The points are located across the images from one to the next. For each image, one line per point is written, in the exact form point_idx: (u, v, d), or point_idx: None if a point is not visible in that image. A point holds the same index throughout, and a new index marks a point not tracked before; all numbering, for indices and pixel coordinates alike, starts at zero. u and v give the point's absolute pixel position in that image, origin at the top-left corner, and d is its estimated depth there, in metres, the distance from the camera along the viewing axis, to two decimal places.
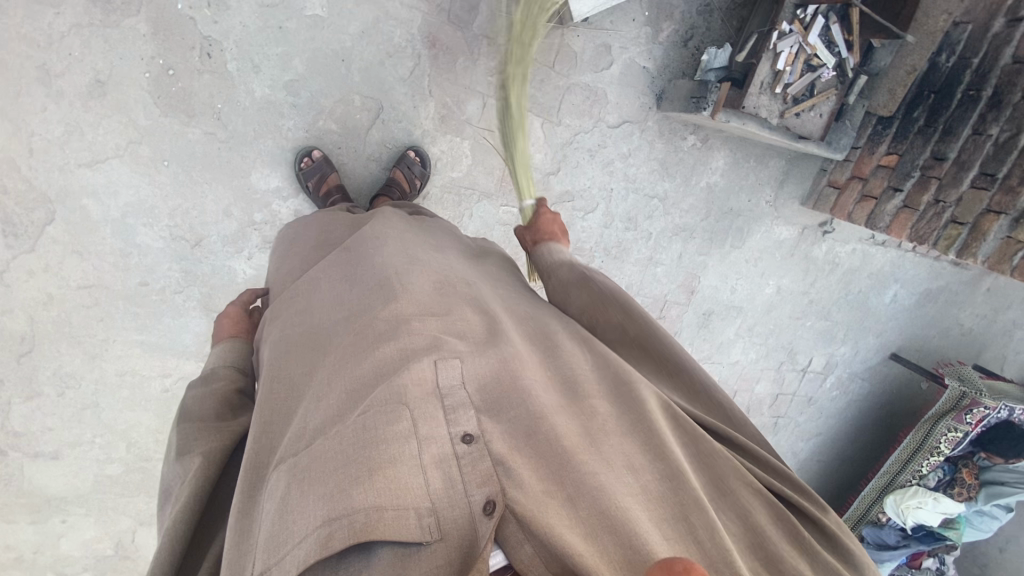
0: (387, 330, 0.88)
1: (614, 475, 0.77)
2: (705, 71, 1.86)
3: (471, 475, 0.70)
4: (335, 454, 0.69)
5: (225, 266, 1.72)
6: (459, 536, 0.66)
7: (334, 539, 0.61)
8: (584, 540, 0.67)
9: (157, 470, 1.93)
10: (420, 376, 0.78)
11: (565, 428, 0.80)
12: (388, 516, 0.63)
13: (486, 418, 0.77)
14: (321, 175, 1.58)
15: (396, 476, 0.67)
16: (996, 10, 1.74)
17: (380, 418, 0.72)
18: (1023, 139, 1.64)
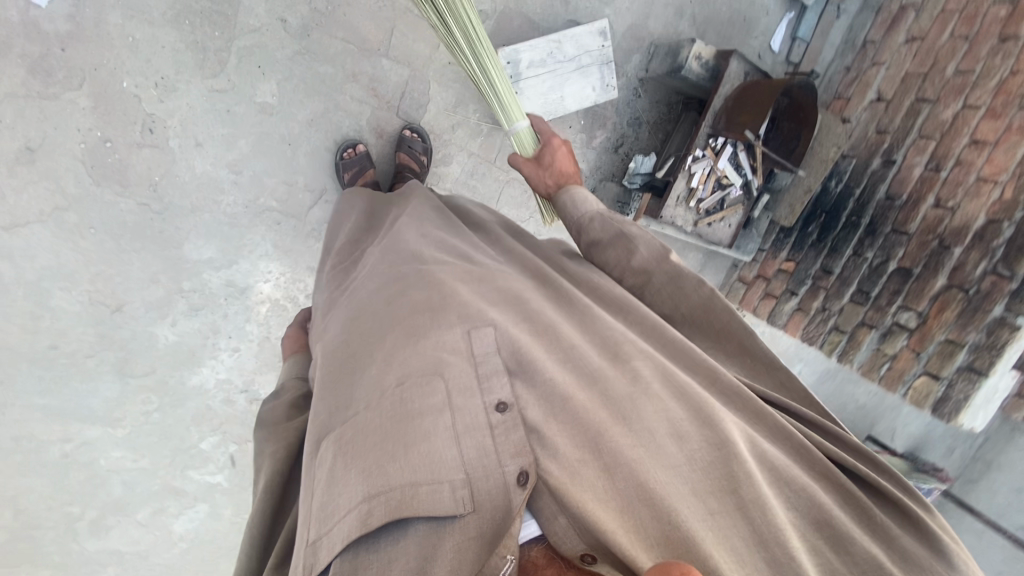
0: (419, 300, 0.92)
1: (656, 445, 0.76)
2: (632, 176, 2.08)
3: (505, 442, 0.74)
4: (376, 428, 0.76)
5: (146, 333, 1.70)
6: (492, 506, 0.70)
7: (373, 515, 0.67)
8: (616, 515, 0.69)
9: (46, 537, 1.81)
10: (455, 346, 0.83)
11: (600, 401, 0.81)
12: (424, 491, 0.69)
13: (519, 385, 0.80)
14: (355, 173, 1.65)
15: (429, 449, 0.72)
16: (875, 150, 2.04)
17: (418, 391, 0.78)
18: (891, 266, 1.91)
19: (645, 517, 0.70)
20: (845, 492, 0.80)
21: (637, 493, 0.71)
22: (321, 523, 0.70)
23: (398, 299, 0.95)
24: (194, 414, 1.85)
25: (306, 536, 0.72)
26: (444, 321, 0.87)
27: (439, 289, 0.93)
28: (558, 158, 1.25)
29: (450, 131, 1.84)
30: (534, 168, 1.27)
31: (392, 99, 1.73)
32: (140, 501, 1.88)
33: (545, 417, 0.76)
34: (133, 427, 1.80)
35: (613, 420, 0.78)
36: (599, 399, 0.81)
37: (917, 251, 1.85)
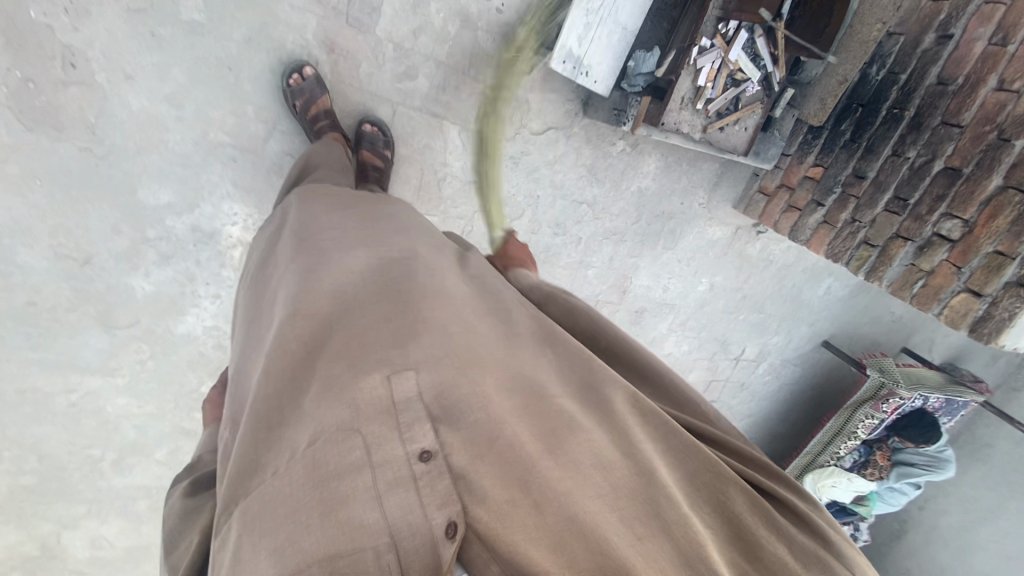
0: (340, 342, 0.91)
1: (582, 483, 0.79)
2: (633, 77, 1.76)
3: (431, 495, 0.74)
4: (292, 498, 0.73)
5: (122, 285, 1.66)
6: (421, 563, 0.70)
7: None
8: (549, 555, 0.71)
9: (76, 476, 1.95)
10: (374, 396, 0.81)
11: (531, 434, 0.82)
12: (345, 561, 0.68)
13: (443, 431, 0.80)
14: (310, 96, 1.48)
15: (349, 513, 0.71)
16: (928, 25, 1.68)
17: (334, 450, 0.76)
18: (937, 166, 1.63)
19: (577, 549, 0.72)
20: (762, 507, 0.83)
21: (569, 527, 0.73)
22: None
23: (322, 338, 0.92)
24: (189, 359, 1.87)
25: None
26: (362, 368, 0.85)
27: (358, 331, 0.92)
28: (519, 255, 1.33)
29: (412, 38, 1.61)
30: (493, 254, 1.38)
31: (338, 5, 1.51)
32: (156, 438, 2.00)
33: (473, 461, 0.77)
34: (132, 374, 1.83)
35: (541, 453, 0.80)
36: (530, 431, 0.83)
37: (970, 146, 1.56)
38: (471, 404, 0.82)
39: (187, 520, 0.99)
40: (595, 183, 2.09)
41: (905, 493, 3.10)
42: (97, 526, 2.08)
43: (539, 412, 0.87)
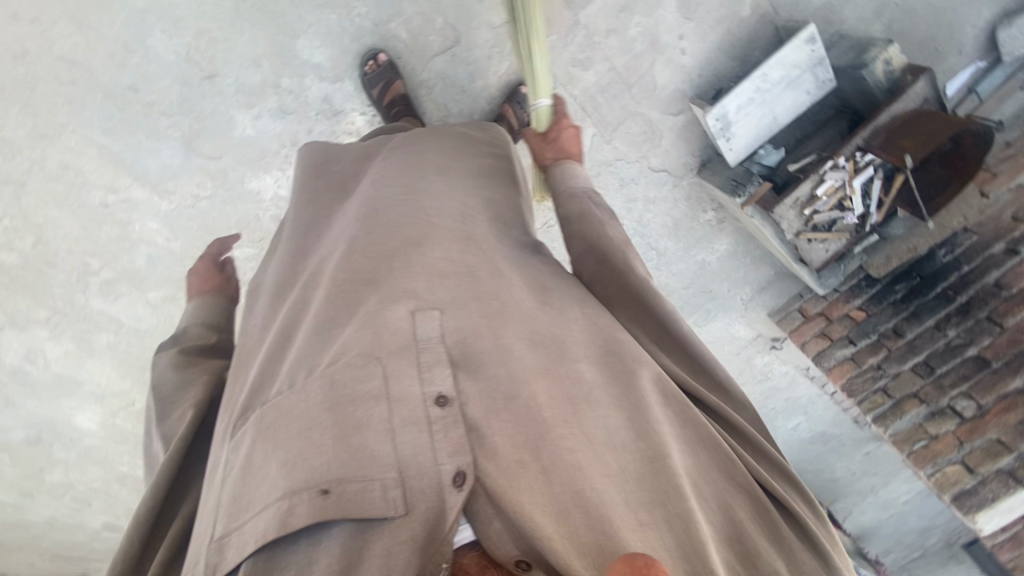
0: (368, 270, 0.92)
1: (594, 456, 0.80)
2: (753, 162, 1.91)
3: (444, 441, 0.75)
4: (302, 418, 0.76)
5: (226, 115, 1.59)
6: (426, 509, 0.71)
7: (296, 514, 0.67)
8: (551, 518, 0.72)
9: (55, 279, 1.78)
10: (397, 327, 0.83)
11: (550, 400, 0.83)
12: (353, 489, 0.70)
13: (462, 378, 0.81)
14: (385, 82, 1.54)
15: (362, 443, 0.74)
16: (1001, 235, 1.87)
17: (352, 377, 0.78)
18: (971, 351, 1.83)
19: (578, 521, 0.73)
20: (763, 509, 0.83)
21: (573, 497, 0.74)
22: (238, 519, 0.71)
23: (347, 264, 0.93)
24: (238, 218, 1.76)
25: (214, 527, 0.73)
26: (384, 298, 0.88)
27: (389, 262, 0.93)
28: (564, 139, 1.22)
29: (604, 35, 1.72)
30: (539, 142, 1.24)
31: None
32: (158, 280, 1.85)
33: (487, 414, 0.78)
34: (177, 205, 1.71)
35: (559, 421, 0.81)
36: (548, 394, 0.84)
37: (1005, 346, 1.77)
38: (489, 357, 0.84)
39: (180, 395, 1.07)
40: (673, 238, 2.20)
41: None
42: (43, 340, 1.91)
43: (558, 377, 0.87)
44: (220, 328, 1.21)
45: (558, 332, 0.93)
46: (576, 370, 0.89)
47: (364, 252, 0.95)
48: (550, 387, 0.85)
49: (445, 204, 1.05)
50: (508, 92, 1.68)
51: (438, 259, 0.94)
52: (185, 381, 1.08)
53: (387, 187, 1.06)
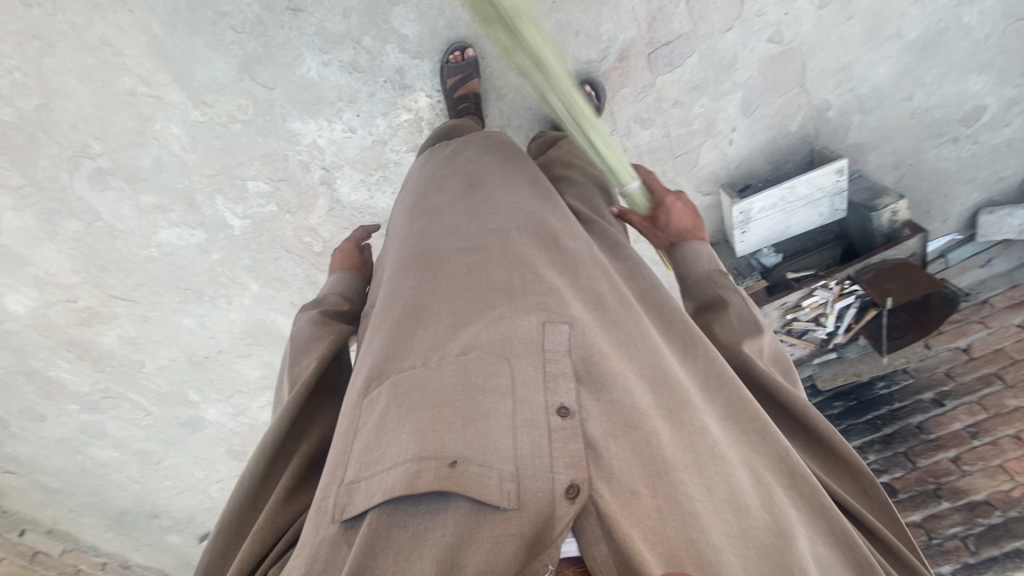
0: (501, 273, 0.98)
1: (712, 507, 0.80)
2: (752, 257, 2.06)
3: (562, 452, 0.78)
4: (435, 393, 0.82)
5: (295, 51, 1.55)
6: (536, 508, 0.74)
7: (420, 479, 0.73)
8: (659, 560, 0.72)
9: (43, 150, 1.63)
10: (528, 334, 0.89)
11: (670, 440, 0.86)
12: (473, 470, 0.74)
13: (585, 395, 0.85)
14: (465, 76, 1.59)
15: (485, 429, 0.78)
16: (933, 385, 2.13)
17: (484, 368, 0.84)
18: (883, 478, 2.06)
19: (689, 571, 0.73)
20: None
21: (685, 542, 0.75)
22: (368, 469, 0.77)
23: (483, 263, 1.00)
24: (265, 152, 1.71)
25: (343, 474, 0.80)
26: (517, 304, 0.93)
27: (521, 269, 0.99)
28: (675, 218, 1.30)
29: (671, 104, 1.76)
30: (647, 226, 1.32)
31: (657, 38, 1.64)
32: (156, 186, 1.73)
33: (606, 438, 0.81)
34: (208, 119, 1.63)
35: (679, 464, 0.82)
36: (667, 433, 0.86)
37: (912, 482, 2.02)
38: (615, 380, 0.87)
39: (309, 347, 1.18)
40: None
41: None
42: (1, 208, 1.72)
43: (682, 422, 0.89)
44: (352, 300, 1.36)
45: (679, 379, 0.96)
46: (698, 417, 0.90)
47: (499, 253, 1.02)
48: (670, 426, 0.88)
49: (571, 230, 1.13)
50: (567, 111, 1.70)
51: (570, 279, 1.00)
52: (315, 335, 1.20)
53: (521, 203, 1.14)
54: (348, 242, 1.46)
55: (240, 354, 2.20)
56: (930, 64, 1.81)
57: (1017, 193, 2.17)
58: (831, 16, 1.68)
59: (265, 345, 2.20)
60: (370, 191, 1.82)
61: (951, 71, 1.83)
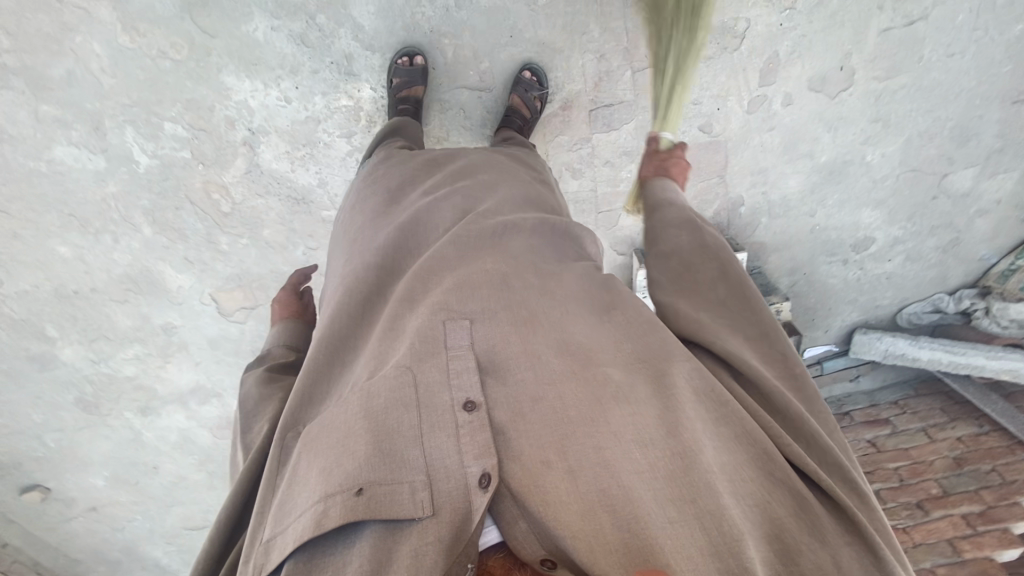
0: (415, 293, 0.99)
1: (621, 450, 0.73)
2: None
3: (471, 446, 0.76)
4: (340, 428, 0.79)
5: (246, 8, 1.55)
6: (451, 507, 0.72)
7: (328, 513, 0.68)
8: (580, 522, 0.68)
9: None
10: (431, 335, 0.88)
11: (569, 397, 0.81)
12: (382, 492, 0.71)
13: (490, 385, 0.84)
14: (409, 82, 1.59)
15: (395, 447, 0.76)
16: None
17: (387, 387, 0.82)
18: None
19: (605, 526, 0.67)
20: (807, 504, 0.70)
21: (598, 499, 0.70)
22: (281, 524, 0.73)
23: (404, 291, 1.00)
24: (190, 97, 1.66)
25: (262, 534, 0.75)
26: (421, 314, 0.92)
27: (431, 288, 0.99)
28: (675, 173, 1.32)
29: (603, 162, 1.86)
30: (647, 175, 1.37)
31: (601, 98, 1.74)
32: (63, 99, 1.63)
33: (515, 421, 0.79)
34: (137, 47, 1.58)
35: (583, 417, 0.78)
36: (569, 390, 0.82)
37: None
38: (516, 364, 0.86)
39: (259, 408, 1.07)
40: None
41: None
42: None
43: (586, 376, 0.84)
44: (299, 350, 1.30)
45: (585, 337, 0.91)
46: (601, 368, 0.85)
47: (415, 274, 1.02)
48: (577, 384, 0.82)
49: (488, 217, 1.12)
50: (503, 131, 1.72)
51: (478, 274, 0.99)
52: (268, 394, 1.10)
53: (436, 218, 1.15)
54: (286, 288, 1.43)
55: (115, 298, 2.04)
56: (833, 187, 2.01)
57: (890, 322, 2.45)
58: (755, 122, 1.85)
59: (144, 296, 2.05)
60: (293, 163, 1.80)
61: (849, 199, 2.05)
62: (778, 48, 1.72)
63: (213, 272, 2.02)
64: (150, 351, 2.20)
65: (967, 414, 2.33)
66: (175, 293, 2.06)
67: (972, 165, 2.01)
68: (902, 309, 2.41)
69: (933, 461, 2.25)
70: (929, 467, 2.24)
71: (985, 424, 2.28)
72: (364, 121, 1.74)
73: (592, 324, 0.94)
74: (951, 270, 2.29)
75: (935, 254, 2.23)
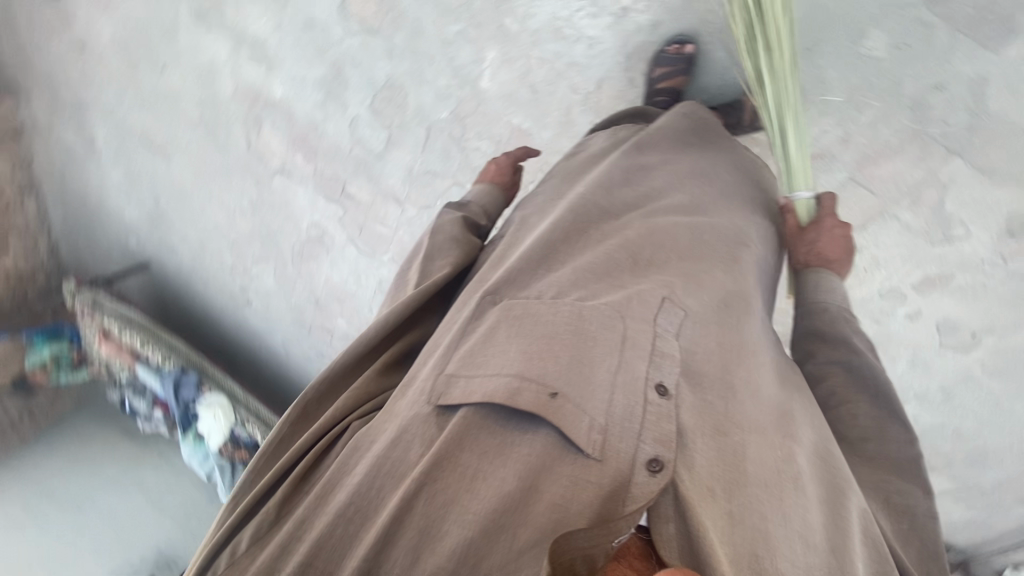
0: (641, 251, 1.00)
1: (796, 535, 0.75)
2: None
3: (653, 427, 0.78)
4: (550, 327, 0.87)
5: None
6: (614, 469, 0.76)
7: (520, 395, 0.79)
8: (728, 564, 0.71)
9: None
10: (649, 301, 0.91)
11: (756, 449, 0.81)
12: (568, 409, 0.78)
13: (686, 383, 0.85)
14: (673, 70, 1.54)
15: (587, 377, 0.82)
16: None
17: (600, 321, 0.87)
18: None
19: None
20: None
21: (752, 560, 0.73)
22: (470, 370, 0.85)
23: (639, 239, 1.02)
24: None
25: (444, 368, 0.88)
26: (645, 280, 0.95)
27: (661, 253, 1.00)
28: (823, 241, 1.15)
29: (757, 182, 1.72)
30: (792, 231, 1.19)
31: None
32: None
33: (697, 431, 0.80)
34: None
35: (760, 481, 0.78)
36: (760, 442, 0.83)
37: None
38: (711, 384, 0.86)
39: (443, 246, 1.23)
40: None
41: (124, 385, 3.11)
42: None
43: (774, 441, 0.83)
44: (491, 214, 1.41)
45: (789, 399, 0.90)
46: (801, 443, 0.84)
47: (647, 234, 1.03)
48: (768, 443, 0.83)
49: (727, 217, 1.11)
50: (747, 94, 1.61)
51: (706, 272, 0.99)
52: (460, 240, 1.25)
53: (683, 192, 1.13)
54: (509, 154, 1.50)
55: None
56: None
57: None
58: None
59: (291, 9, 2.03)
60: None
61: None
62: None
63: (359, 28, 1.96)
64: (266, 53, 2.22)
65: None
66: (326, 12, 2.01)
67: None
68: None
69: None
70: None
71: None
72: None
73: (800, 392, 0.93)
74: None
75: None
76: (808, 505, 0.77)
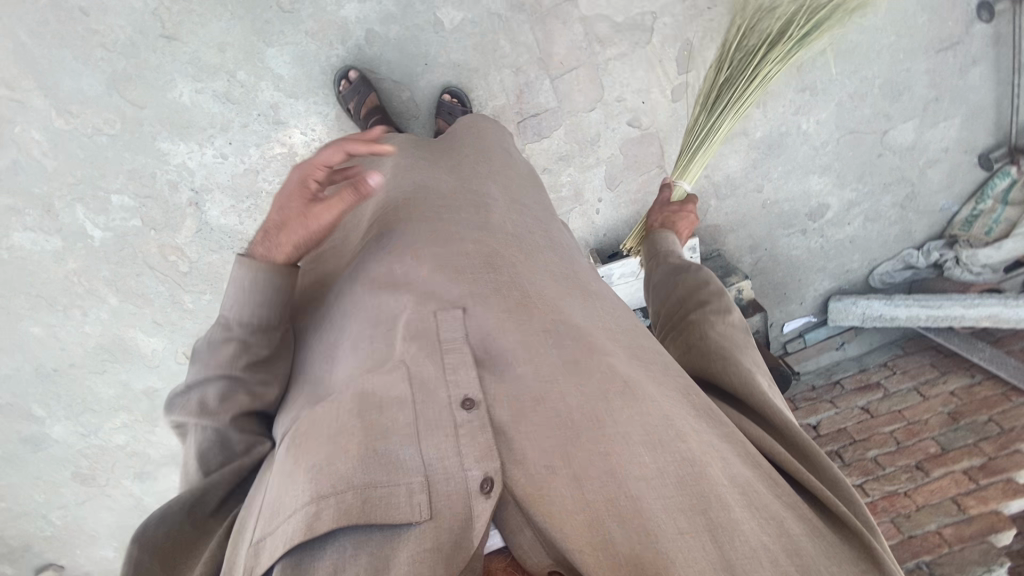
0: (401, 277, 1.02)
1: (630, 454, 0.81)
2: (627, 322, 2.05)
3: (470, 448, 0.80)
4: (332, 424, 0.81)
5: (168, 76, 1.61)
6: (450, 514, 0.75)
7: (321, 519, 0.70)
8: (582, 528, 0.75)
9: None
10: (423, 327, 0.94)
11: (574, 394, 0.88)
12: (377, 494, 0.74)
13: (488, 381, 0.89)
14: (361, 97, 1.62)
15: (387, 448, 0.79)
16: None
17: (382, 381, 0.87)
18: None
19: (614, 533, 0.75)
20: (829, 539, 0.79)
21: (606, 506, 0.77)
22: (267, 527, 0.74)
23: (388, 262, 1.05)
24: (132, 167, 1.72)
25: (253, 533, 0.76)
26: (413, 305, 0.97)
27: (409, 268, 1.03)
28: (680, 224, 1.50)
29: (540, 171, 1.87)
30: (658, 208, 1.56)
31: (526, 110, 1.78)
32: (12, 187, 1.71)
33: (516, 420, 0.85)
34: (72, 128, 1.65)
35: (587, 426, 0.84)
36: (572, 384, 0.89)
37: None
38: (512, 358, 0.91)
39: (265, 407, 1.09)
40: None
41: None
42: None
43: (586, 369, 0.92)
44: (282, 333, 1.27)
45: (582, 327, 1.00)
46: (608, 362, 0.93)
47: (395, 256, 1.06)
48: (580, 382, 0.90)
49: (461, 198, 1.19)
50: (436, 104, 1.72)
51: (458, 257, 1.04)
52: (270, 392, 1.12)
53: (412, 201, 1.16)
54: None
55: (93, 370, 2.09)
56: (776, 161, 2.02)
57: (864, 284, 2.41)
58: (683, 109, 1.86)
59: (122, 364, 2.10)
60: (240, 217, 1.84)
61: (807, 160, 2.04)
62: (690, 36, 1.76)
63: (182, 332, 2.05)
64: (135, 418, 2.23)
65: (957, 366, 2.30)
66: (150, 358, 2.10)
67: (910, 118, 2.01)
68: (874, 270, 2.36)
69: (928, 419, 2.19)
70: (925, 426, 2.18)
71: (977, 374, 2.25)
72: (300, 165, 1.78)
73: (588, 315, 1.05)
74: (914, 224, 2.27)
75: (894, 210, 2.22)
76: (637, 404, 0.87)
